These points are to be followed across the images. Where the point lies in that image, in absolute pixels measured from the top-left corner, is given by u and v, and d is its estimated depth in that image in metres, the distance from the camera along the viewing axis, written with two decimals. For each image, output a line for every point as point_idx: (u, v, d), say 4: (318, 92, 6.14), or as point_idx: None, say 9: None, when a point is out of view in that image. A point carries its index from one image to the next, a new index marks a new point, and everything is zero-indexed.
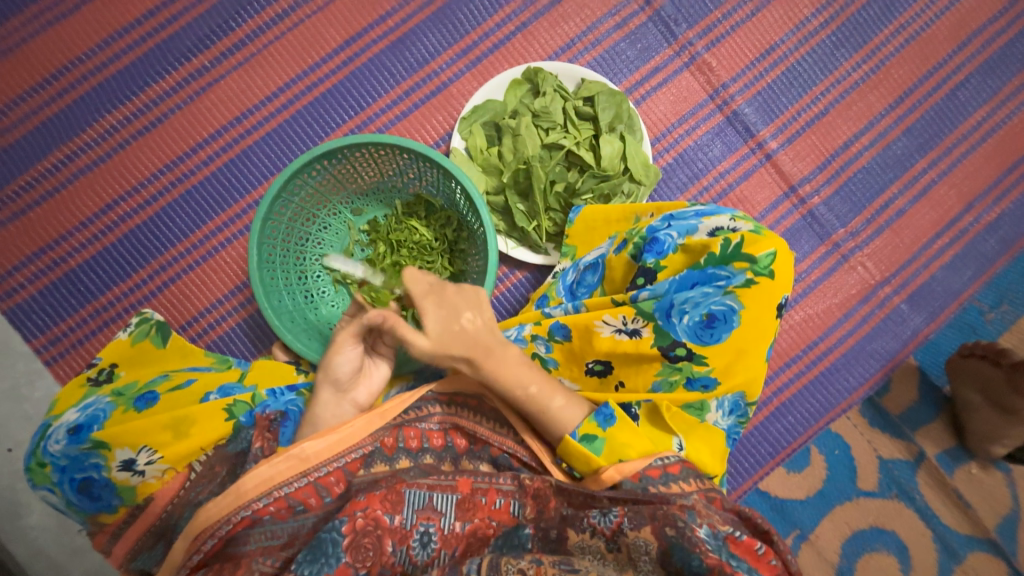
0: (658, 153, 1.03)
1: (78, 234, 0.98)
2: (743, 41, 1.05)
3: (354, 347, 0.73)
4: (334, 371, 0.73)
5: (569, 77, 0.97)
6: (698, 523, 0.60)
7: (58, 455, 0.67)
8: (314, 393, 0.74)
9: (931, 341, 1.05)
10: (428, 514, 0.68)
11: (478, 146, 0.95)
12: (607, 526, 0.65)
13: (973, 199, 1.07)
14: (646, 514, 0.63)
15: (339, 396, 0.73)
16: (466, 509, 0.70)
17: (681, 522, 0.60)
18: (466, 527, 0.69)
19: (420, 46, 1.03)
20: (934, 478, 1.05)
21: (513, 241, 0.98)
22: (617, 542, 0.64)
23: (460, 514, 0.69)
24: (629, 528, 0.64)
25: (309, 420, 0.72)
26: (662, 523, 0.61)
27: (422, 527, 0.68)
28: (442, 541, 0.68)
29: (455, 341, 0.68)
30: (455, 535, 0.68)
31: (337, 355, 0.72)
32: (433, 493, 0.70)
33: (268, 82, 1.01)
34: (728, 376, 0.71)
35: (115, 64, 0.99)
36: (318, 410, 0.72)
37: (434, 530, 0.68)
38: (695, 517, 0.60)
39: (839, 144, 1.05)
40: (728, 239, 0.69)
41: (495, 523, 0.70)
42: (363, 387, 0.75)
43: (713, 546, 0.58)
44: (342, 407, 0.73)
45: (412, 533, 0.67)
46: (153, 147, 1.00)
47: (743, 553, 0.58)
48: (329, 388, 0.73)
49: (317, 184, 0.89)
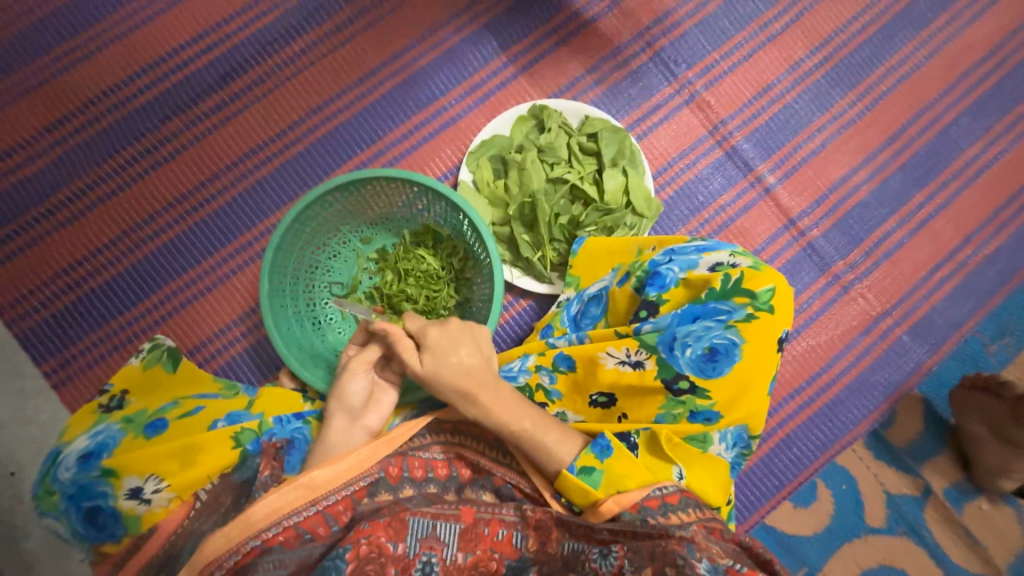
0: (660, 186, 1.06)
1: (96, 259, 1.01)
2: (740, 80, 1.09)
3: (365, 373, 0.77)
4: (346, 398, 0.76)
5: (573, 114, 1.01)
6: (698, 558, 0.56)
7: (67, 483, 0.67)
8: (325, 420, 0.75)
9: (935, 373, 1.06)
10: (430, 544, 0.68)
11: (486, 179, 0.99)
12: (608, 571, 0.62)
13: (970, 232, 1.09)
14: (645, 553, 0.59)
15: (353, 423, 0.75)
16: (467, 540, 0.69)
17: (681, 559, 0.56)
18: (468, 558, 0.68)
19: (431, 84, 1.08)
20: (942, 514, 1.03)
21: (518, 270, 1.01)
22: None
23: (461, 544, 0.69)
24: (630, 572, 0.59)
25: (321, 449, 0.73)
26: (662, 563, 0.57)
27: (425, 556, 0.67)
28: (445, 571, 0.67)
29: (452, 374, 0.71)
30: (457, 566, 0.68)
31: (348, 381, 0.76)
32: (437, 521, 0.69)
33: (285, 117, 1.06)
34: (731, 410, 0.71)
35: (141, 98, 1.04)
36: (331, 437, 0.73)
37: (437, 560, 0.67)
38: (694, 551, 0.57)
39: (836, 178, 1.09)
40: (728, 275, 0.71)
41: (498, 555, 0.69)
42: (374, 413, 0.77)
43: None
44: (354, 434, 0.75)
45: (414, 563, 0.67)
46: (172, 176, 1.03)
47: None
48: (342, 415, 0.75)
49: (329, 214, 0.91)
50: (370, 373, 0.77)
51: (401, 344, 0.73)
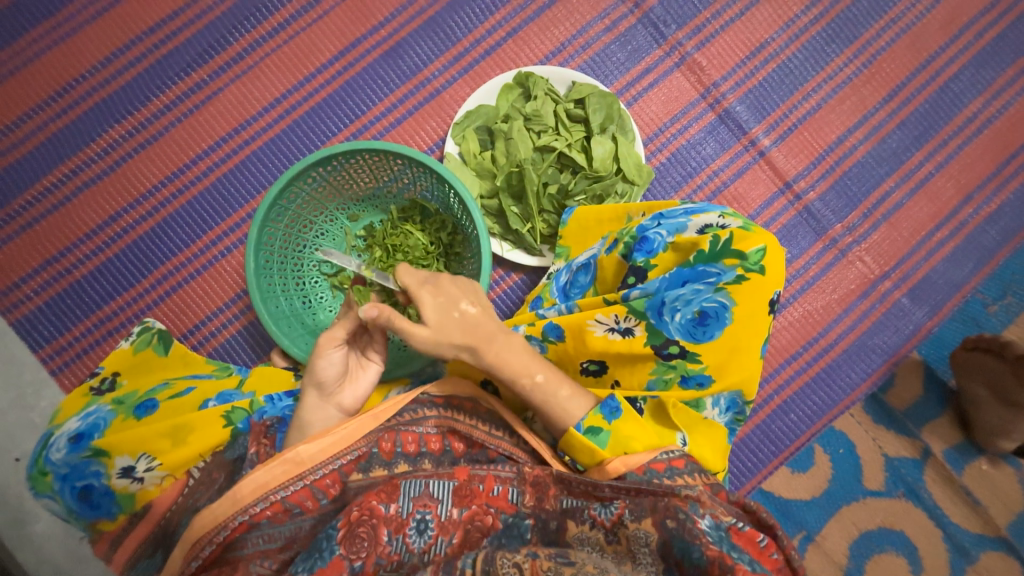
0: (652, 153, 1.03)
1: (84, 245, 1.00)
2: (732, 39, 1.05)
3: (337, 350, 0.73)
4: (318, 375, 0.72)
5: (560, 80, 0.98)
6: (701, 514, 0.60)
7: (59, 463, 0.68)
8: (301, 397, 0.74)
9: (934, 335, 1.04)
10: (424, 502, 0.68)
11: (472, 151, 0.96)
12: (606, 518, 0.65)
13: (972, 190, 1.06)
14: (647, 505, 0.63)
15: (325, 399, 0.73)
16: (462, 496, 0.69)
17: (682, 513, 0.60)
18: (463, 513, 0.69)
19: (413, 55, 1.04)
20: (941, 475, 1.03)
21: (508, 243, 0.99)
22: (617, 534, 0.64)
23: (456, 501, 0.69)
24: (629, 520, 0.64)
25: (297, 426, 0.72)
26: (663, 515, 0.61)
27: (418, 515, 0.68)
28: (439, 527, 0.68)
29: (451, 334, 0.69)
30: (453, 521, 0.68)
31: (319, 359, 0.72)
32: (431, 480, 0.70)
33: (265, 94, 1.03)
34: (723, 374, 0.71)
35: (117, 80, 1.02)
36: (304, 414, 0.72)
37: (431, 518, 0.68)
38: (697, 508, 0.61)
39: (833, 139, 1.05)
40: (717, 236, 0.69)
41: (494, 510, 0.70)
42: (349, 389, 0.75)
43: (715, 539, 0.58)
44: (329, 410, 0.73)
45: (408, 522, 0.67)
46: (154, 159, 1.02)
47: (745, 544, 0.59)
48: (313, 391, 0.73)
49: (313, 191, 0.90)
50: (343, 348, 0.74)
51: (395, 322, 0.67)
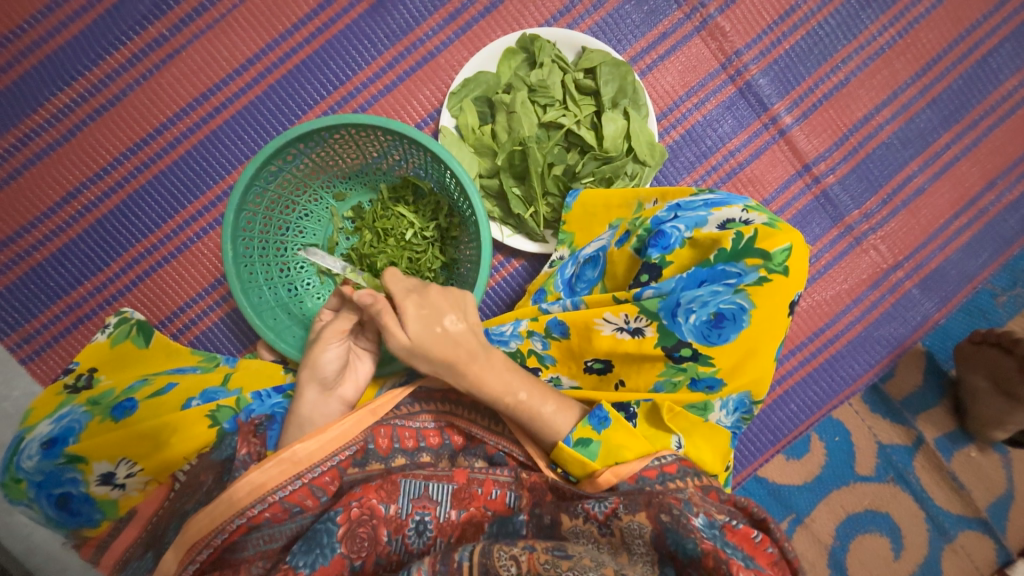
0: (665, 129, 0.96)
1: (42, 225, 0.91)
2: (759, 2, 0.95)
3: (340, 342, 0.71)
4: (320, 368, 0.70)
5: (569, 45, 0.88)
6: (695, 513, 0.57)
7: (32, 471, 0.64)
8: (298, 393, 0.69)
9: (940, 326, 1.02)
10: (423, 503, 0.66)
11: (469, 125, 0.88)
12: (600, 512, 0.61)
13: (996, 176, 1.01)
14: (641, 499, 0.59)
15: (326, 394, 0.70)
16: (461, 498, 0.67)
17: (676, 510, 0.57)
18: (461, 515, 0.66)
19: (403, 12, 0.93)
20: (930, 462, 1.05)
21: (509, 228, 0.93)
22: (611, 527, 0.60)
23: (455, 503, 0.67)
24: (623, 513, 0.59)
25: (295, 423, 0.68)
26: (658, 511, 0.58)
27: (417, 516, 0.65)
28: (438, 529, 0.65)
29: (437, 345, 0.66)
30: (451, 522, 0.66)
31: (323, 349, 0.70)
32: (430, 482, 0.67)
33: (236, 54, 0.92)
34: (734, 376, 0.67)
35: (63, 34, 0.89)
36: (305, 411, 0.68)
37: (430, 519, 0.65)
38: (690, 507, 0.58)
39: (859, 118, 0.98)
40: (741, 233, 0.64)
41: (490, 511, 0.67)
42: (350, 382, 0.72)
43: (709, 536, 0.56)
44: (330, 405, 0.70)
45: (406, 523, 0.65)
46: (114, 128, 0.91)
47: (739, 541, 0.56)
48: (315, 386, 0.69)
49: (294, 170, 0.82)
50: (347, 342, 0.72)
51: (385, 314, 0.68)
